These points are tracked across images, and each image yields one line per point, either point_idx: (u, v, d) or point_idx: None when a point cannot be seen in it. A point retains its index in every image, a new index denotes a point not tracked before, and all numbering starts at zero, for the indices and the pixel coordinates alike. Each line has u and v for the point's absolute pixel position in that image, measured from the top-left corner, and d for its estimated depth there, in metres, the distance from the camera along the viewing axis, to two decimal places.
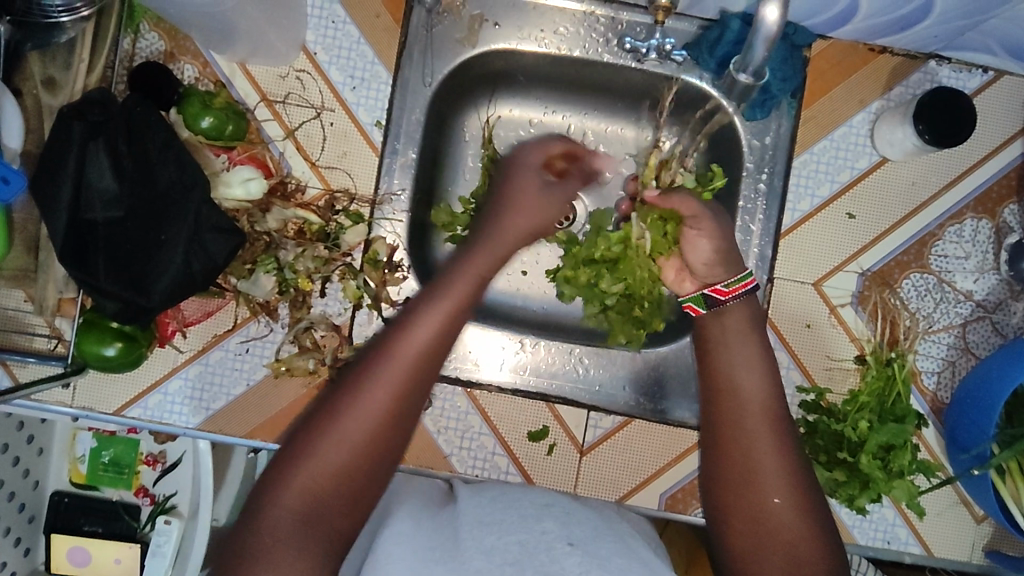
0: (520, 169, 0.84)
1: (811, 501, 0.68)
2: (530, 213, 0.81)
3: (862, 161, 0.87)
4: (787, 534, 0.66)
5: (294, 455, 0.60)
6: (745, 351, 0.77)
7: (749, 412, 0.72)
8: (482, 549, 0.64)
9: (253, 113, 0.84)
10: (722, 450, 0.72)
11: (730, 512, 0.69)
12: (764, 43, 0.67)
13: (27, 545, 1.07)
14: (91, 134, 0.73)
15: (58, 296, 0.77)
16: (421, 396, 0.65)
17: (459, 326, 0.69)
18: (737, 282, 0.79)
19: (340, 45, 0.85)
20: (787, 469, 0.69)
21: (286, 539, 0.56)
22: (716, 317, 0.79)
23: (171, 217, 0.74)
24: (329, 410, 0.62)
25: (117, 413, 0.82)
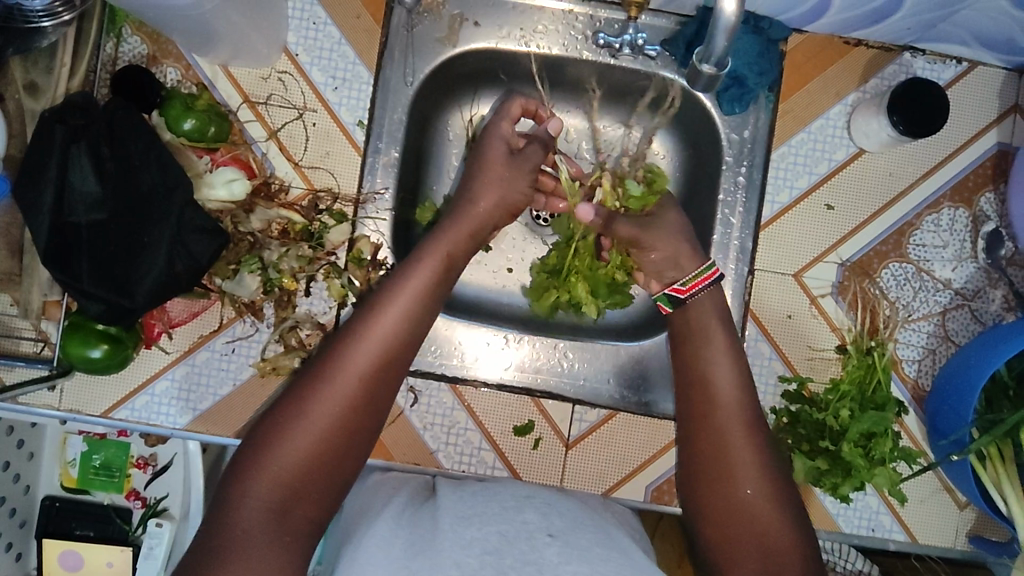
0: (489, 142, 0.86)
1: (786, 493, 0.69)
2: (499, 190, 0.83)
3: (840, 153, 0.88)
4: (760, 523, 0.67)
5: (260, 447, 0.62)
6: (718, 345, 0.77)
7: (721, 405, 0.73)
8: (461, 541, 0.66)
9: (236, 114, 0.84)
10: (698, 442, 0.73)
11: (707, 507, 0.70)
12: (724, 34, 0.68)
13: (19, 550, 1.07)
14: (73, 138, 0.73)
15: (43, 299, 0.78)
16: (388, 381, 0.69)
17: (421, 313, 0.72)
18: (694, 277, 0.81)
19: (322, 47, 0.86)
20: (761, 461, 0.70)
21: (257, 531, 0.58)
22: (682, 314, 0.81)
23: (154, 218, 0.74)
24: (295, 400, 0.65)
25: (104, 414, 0.82)
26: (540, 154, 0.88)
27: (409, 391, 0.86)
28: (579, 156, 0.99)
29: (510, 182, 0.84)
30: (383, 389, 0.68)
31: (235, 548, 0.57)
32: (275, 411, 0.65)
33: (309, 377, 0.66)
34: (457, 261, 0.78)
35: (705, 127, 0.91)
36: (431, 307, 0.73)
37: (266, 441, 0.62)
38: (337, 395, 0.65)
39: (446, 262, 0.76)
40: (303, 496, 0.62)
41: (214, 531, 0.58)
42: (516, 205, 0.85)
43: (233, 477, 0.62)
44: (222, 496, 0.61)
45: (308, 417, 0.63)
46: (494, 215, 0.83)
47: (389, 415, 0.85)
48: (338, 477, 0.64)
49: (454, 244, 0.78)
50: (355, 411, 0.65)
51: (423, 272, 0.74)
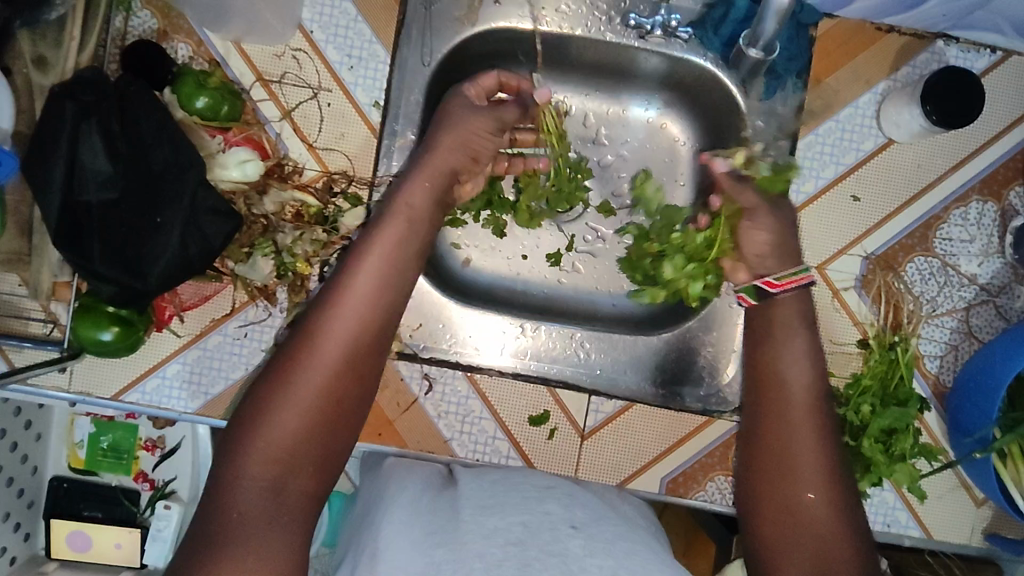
0: (454, 98, 0.84)
1: (848, 498, 0.67)
2: (462, 133, 0.80)
3: (868, 144, 0.86)
4: (821, 528, 0.65)
5: (247, 426, 0.63)
6: (793, 342, 0.75)
7: (792, 406, 0.71)
8: (484, 531, 0.66)
9: (248, 92, 0.82)
10: (764, 444, 0.71)
11: (765, 507, 0.69)
12: (775, 17, 0.74)
13: (28, 530, 1.06)
14: (84, 114, 0.71)
15: (53, 279, 0.76)
16: (368, 349, 0.69)
17: (392, 274, 0.72)
18: (789, 276, 0.77)
19: (337, 24, 0.83)
20: (829, 466, 0.68)
21: (255, 512, 0.59)
22: (767, 308, 0.78)
23: (166, 199, 0.72)
24: (274, 377, 0.65)
25: (114, 398, 0.81)
26: (514, 113, 0.87)
27: (423, 378, 0.84)
28: (597, 141, 0.97)
29: (471, 130, 0.81)
30: (370, 351, 0.69)
31: (239, 531, 0.58)
32: (255, 393, 0.65)
33: (287, 351, 0.67)
34: (427, 209, 0.77)
35: (729, 113, 0.88)
36: (403, 267, 0.73)
37: (252, 421, 0.63)
38: (316, 365, 0.65)
39: (414, 215, 0.75)
40: (294, 474, 0.62)
41: (214, 522, 0.59)
42: (479, 150, 0.82)
43: (224, 463, 0.62)
44: (215, 479, 0.62)
45: (288, 392, 0.64)
46: (454, 158, 0.80)
47: (403, 404, 0.84)
48: (334, 444, 0.65)
49: (417, 196, 0.76)
50: (339, 378, 0.66)
51: (386, 233, 0.73)
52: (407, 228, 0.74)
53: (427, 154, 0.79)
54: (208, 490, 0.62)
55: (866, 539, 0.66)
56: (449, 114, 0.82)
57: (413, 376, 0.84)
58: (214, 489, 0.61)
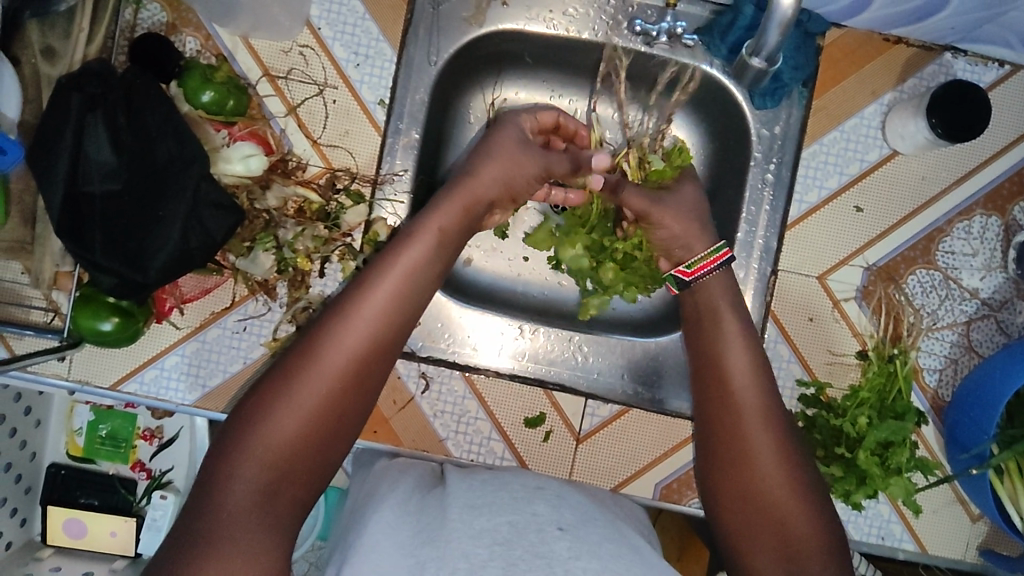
0: (507, 128, 0.84)
1: (805, 478, 0.68)
2: (506, 165, 0.81)
3: (873, 154, 0.86)
4: (780, 512, 0.66)
5: (247, 425, 0.63)
6: (729, 324, 0.76)
7: (735, 388, 0.73)
8: (471, 531, 0.67)
9: (255, 88, 0.82)
10: (716, 433, 0.72)
11: (724, 494, 0.70)
12: (777, 30, 0.69)
13: (24, 516, 1.06)
14: (89, 106, 0.72)
15: (54, 269, 0.76)
16: (379, 361, 0.69)
17: (413, 291, 0.72)
18: (700, 261, 0.79)
19: (346, 21, 0.84)
20: (783, 450, 0.69)
21: (246, 510, 0.59)
22: (691, 292, 0.81)
23: (169, 193, 0.73)
24: (281, 380, 0.65)
25: (113, 387, 0.81)
26: (565, 167, 0.86)
27: (420, 377, 0.85)
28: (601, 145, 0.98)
29: (520, 169, 0.81)
30: (379, 365, 0.69)
31: (226, 528, 0.58)
32: (260, 392, 0.65)
33: (297, 355, 0.66)
34: (455, 232, 0.76)
35: (734, 120, 0.88)
36: (425, 282, 0.73)
37: (252, 420, 0.63)
38: (324, 374, 0.65)
39: (441, 237, 0.75)
40: (289, 479, 0.62)
41: (203, 515, 0.59)
42: (521, 187, 0.83)
43: (220, 456, 0.62)
44: (206, 473, 0.61)
45: (294, 397, 0.64)
46: (493, 189, 0.80)
47: (399, 402, 0.84)
48: (331, 454, 0.65)
49: (449, 217, 0.76)
50: (346, 390, 0.66)
51: (413, 248, 0.73)
52: (432, 249, 0.74)
53: (464, 178, 0.79)
54: (199, 487, 0.61)
55: (824, 518, 0.67)
56: (497, 142, 0.82)
57: (410, 374, 0.85)
58: (206, 483, 0.60)
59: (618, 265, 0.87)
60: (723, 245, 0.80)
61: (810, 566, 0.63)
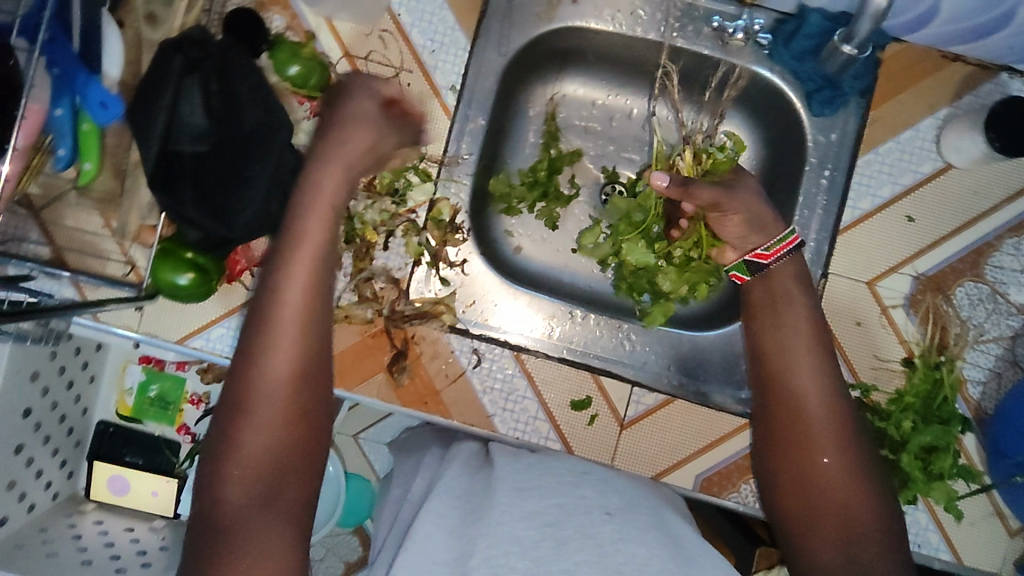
0: (359, 88, 0.76)
1: (863, 464, 0.71)
2: (370, 129, 0.73)
3: (926, 166, 0.88)
4: (838, 492, 0.70)
5: (216, 452, 0.61)
6: (792, 309, 0.79)
7: (797, 371, 0.76)
8: (520, 513, 0.69)
9: (336, 66, 0.86)
10: (778, 418, 0.75)
11: (784, 476, 0.74)
12: (869, 20, 0.71)
13: (71, 468, 1.08)
14: (188, 70, 0.76)
15: (139, 222, 0.81)
16: (315, 346, 0.65)
17: (317, 270, 0.66)
18: (777, 243, 0.81)
19: (424, 9, 0.88)
20: (845, 437, 0.72)
21: (244, 531, 0.58)
22: (762, 281, 0.83)
23: (254, 156, 0.77)
24: (231, 399, 0.62)
25: (180, 342, 0.84)
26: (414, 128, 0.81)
27: (472, 352, 0.87)
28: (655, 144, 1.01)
29: (385, 129, 0.74)
30: (320, 350, 0.65)
31: (234, 550, 0.57)
32: (220, 415, 0.62)
33: (235, 366, 0.64)
34: (344, 194, 0.70)
35: (791, 125, 0.91)
36: (321, 259, 0.67)
37: (221, 444, 0.61)
38: (266, 380, 0.62)
39: (336, 198, 0.69)
40: (277, 492, 0.60)
41: (210, 540, 0.58)
42: (384, 150, 0.76)
43: (205, 486, 0.61)
44: (199, 502, 0.61)
45: (246, 411, 0.61)
46: (359, 153, 0.73)
47: (451, 375, 0.86)
48: (313, 448, 0.64)
49: (334, 181, 0.70)
50: (297, 387, 0.63)
51: (310, 225, 0.67)
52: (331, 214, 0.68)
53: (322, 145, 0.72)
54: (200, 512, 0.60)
55: (881, 498, 0.70)
56: (347, 104, 0.75)
57: (462, 349, 0.87)
58: (203, 509, 0.60)
59: (677, 267, 0.89)
60: (792, 231, 0.81)
61: (868, 547, 0.66)
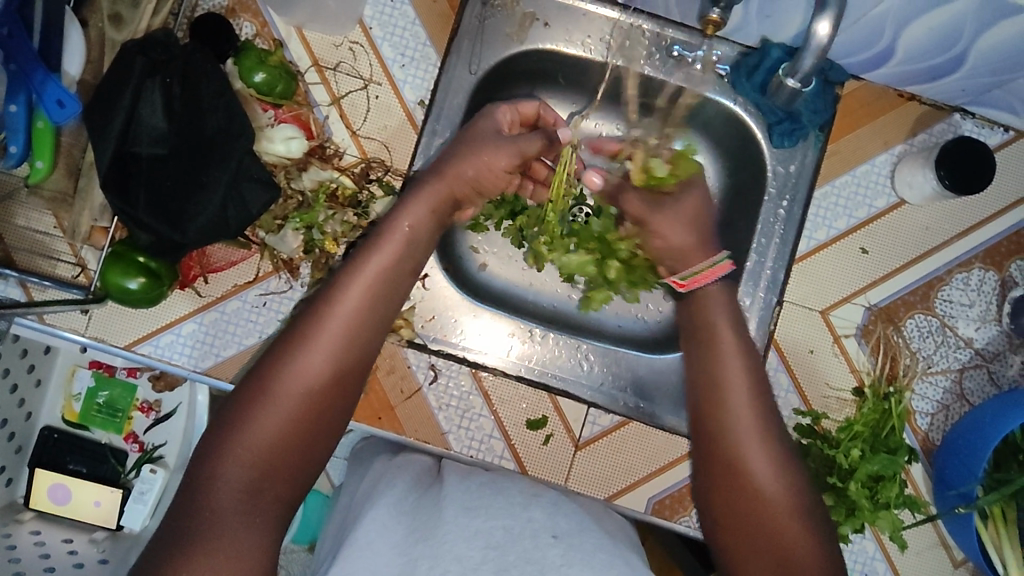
0: (488, 118, 0.85)
1: (806, 498, 0.69)
2: (477, 164, 0.81)
3: (880, 201, 0.90)
4: (778, 531, 0.67)
5: (226, 430, 0.64)
6: (727, 340, 0.79)
7: (730, 404, 0.74)
8: (465, 533, 0.68)
9: (304, 76, 0.86)
10: (711, 456, 0.73)
11: (723, 515, 0.71)
12: (812, 56, 0.73)
13: (10, 476, 1.05)
14: (150, 71, 0.75)
15: (91, 224, 0.78)
16: (354, 360, 0.71)
17: (391, 284, 0.75)
18: (692, 274, 0.84)
19: (395, 24, 0.89)
20: (778, 465, 0.70)
21: (225, 510, 0.60)
22: (693, 304, 0.84)
23: (214, 160, 0.76)
24: (253, 389, 0.67)
25: (126, 348, 0.82)
26: (537, 147, 0.87)
27: (429, 368, 0.86)
28: None
29: (499, 146, 0.83)
30: (353, 367, 0.71)
31: (204, 530, 0.59)
32: (239, 395, 0.67)
33: (270, 357, 0.69)
34: (425, 229, 0.78)
35: (752, 156, 0.93)
36: (403, 279, 0.76)
37: (234, 425, 0.64)
38: (294, 377, 0.67)
39: (411, 235, 0.77)
40: (273, 479, 0.64)
41: (194, 509, 0.60)
42: (488, 186, 0.84)
43: (203, 459, 0.63)
44: (190, 475, 0.63)
45: (266, 401, 0.65)
46: (464, 185, 0.81)
47: (406, 391, 0.85)
48: (315, 453, 0.67)
49: (418, 216, 0.77)
50: (321, 391, 0.68)
51: (393, 248, 0.75)
52: (404, 247, 0.76)
53: (447, 160, 0.81)
54: (187, 482, 0.63)
55: (825, 535, 0.68)
56: (473, 137, 0.83)
57: (420, 365, 0.86)
58: (192, 482, 0.62)
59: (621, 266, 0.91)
60: (722, 258, 0.84)
61: None
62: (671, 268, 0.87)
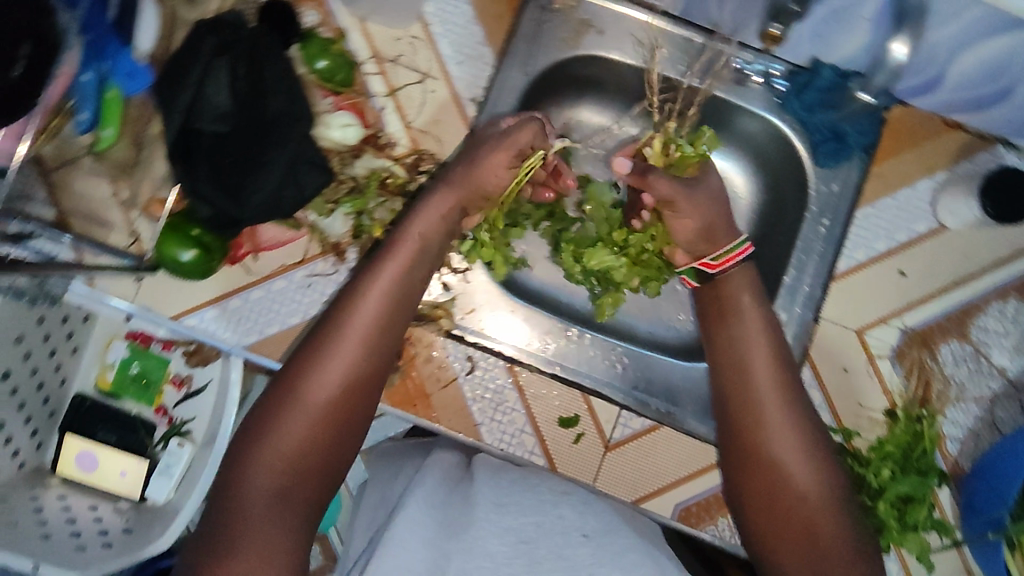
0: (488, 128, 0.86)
1: (829, 468, 0.76)
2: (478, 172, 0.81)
3: (921, 226, 0.91)
4: (803, 501, 0.74)
5: (252, 444, 0.70)
6: (751, 319, 0.82)
7: (756, 385, 0.79)
8: (497, 530, 0.72)
9: (362, 66, 0.88)
10: (737, 437, 0.78)
11: (750, 492, 0.77)
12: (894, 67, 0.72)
13: (41, 440, 1.07)
14: (217, 53, 0.78)
15: (150, 194, 0.82)
16: (368, 368, 0.75)
17: (405, 291, 0.78)
18: (726, 253, 0.84)
19: (455, 22, 0.91)
20: (805, 439, 0.77)
21: (255, 517, 0.65)
22: (713, 286, 0.87)
23: (273, 141, 0.79)
24: (274, 403, 0.72)
25: (173, 319, 0.84)
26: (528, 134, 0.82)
27: (467, 359, 0.87)
28: None
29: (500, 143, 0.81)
30: (369, 374, 0.75)
31: (237, 536, 0.64)
32: (263, 410, 0.72)
33: (289, 372, 0.74)
34: (437, 237, 0.81)
35: (796, 174, 0.94)
36: (415, 287, 0.79)
37: (259, 437, 0.70)
38: (314, 390, 0.72)
39: (424, 244, 0.80)
40: (298, 485, 0.69)
41: (229, 516, 0.66)
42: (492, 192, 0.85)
43: (233, 471, 0.69)
44: (223, 486, 0.69)
45: (287, 414, 0.71)
46: (468, 195, 0.82)
47: (443, 380, 0.86)
48: (336, 457, 0.72)
49: (430, 225, 0.80)
50: (339, 401, 0.72)
51: (405, 259, 0.79)
52: (416, 255, 0.79)
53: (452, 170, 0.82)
54: (220, 495, 0.68)
55: (847, 500, 0.75)
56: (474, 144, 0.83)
57: (457, 355, 0.87)
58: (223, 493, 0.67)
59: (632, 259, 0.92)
60: (744, 241, 0.85)
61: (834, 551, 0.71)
62: (697, 253, 0.87)
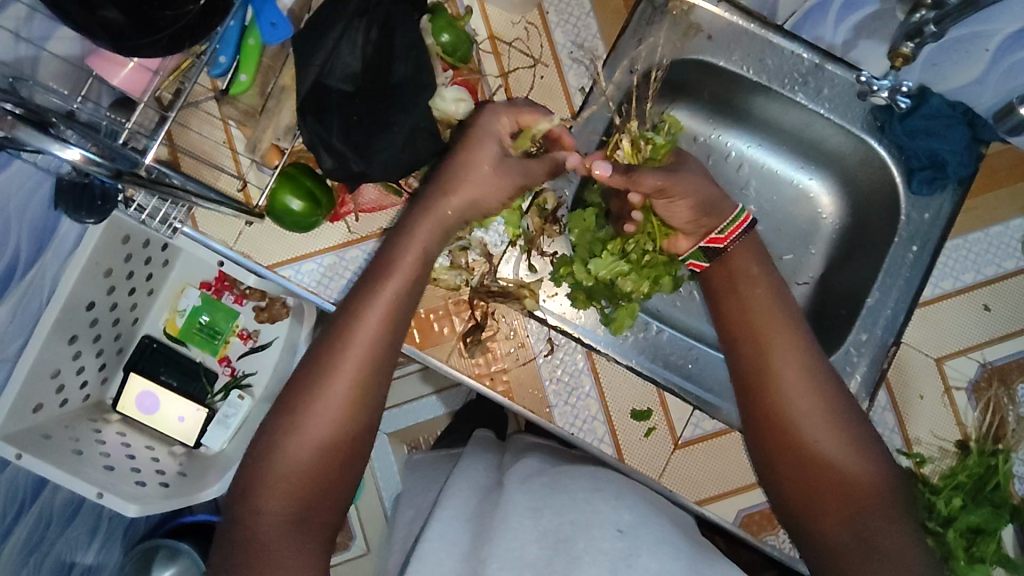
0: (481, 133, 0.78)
1: (855, 434, 0.74)
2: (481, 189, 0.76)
3: (1010, 263, 0.90)
4: (837, 468, 0.72)
5: (257, 473, 0.68)
6: (758, 294, 0.81)
7: (767, 359, 0.77)
8: (534, 533, 0.70)
9: (479, 45, 0.90)
10: (756, 415, 0.76)
11: (783, 472, 0.75)
12: None
13: (107, 375, 1.09)
14: (358, 13, 0.79)
15: (271, 142, 0.82)
16: (368, 384, 0.71)
17: (409, 297, 0.75)
18: (731, 225, 0.83)
19: (572, 13, 0.92)
20: (823, 405, 0.74)
21: (272, 541, 0.65)
22: (721, 264, 0.85)
23: (400, 105, 0.81)
24: (273, 429, 0.70)
25: (270, 268, 0.86)
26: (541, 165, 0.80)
27: (546, 340, 0.88)
28: (745, 189, 1.06)
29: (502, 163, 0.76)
30: (368, 390, 0.71)
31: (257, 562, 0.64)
32: (266, 435, 0.70)
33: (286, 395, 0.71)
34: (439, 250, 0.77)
35: (886, 199, 0.95)
36: (416, 298, 0.75)
37: (264, 465, 0.68)
38: (314, 414, 0.69)
39: (428, 253, 0.76)
40: (313, 508, 0.68)
41: (245, 546, 0.65)
42: (490, 207, 0.78)
43: (242, 499, 0.68)
44: (235, 515, 0.68)
45: (287, 440, 0.68)
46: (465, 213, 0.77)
47: (522, 358, 0.87)
48: (345, 473, 0.71)
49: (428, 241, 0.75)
50: (339, 423, 0.70)
51: (407, 269, 0.74)
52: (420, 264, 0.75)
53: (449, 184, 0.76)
54: (233, 524, 0.68)
55: (882, 462, 0.73)
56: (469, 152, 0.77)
57: (537, 335, 0.88)
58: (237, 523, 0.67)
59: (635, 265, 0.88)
60: (743, 210, 0.84)
61: (875, 513, 0.69)
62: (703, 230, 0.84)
